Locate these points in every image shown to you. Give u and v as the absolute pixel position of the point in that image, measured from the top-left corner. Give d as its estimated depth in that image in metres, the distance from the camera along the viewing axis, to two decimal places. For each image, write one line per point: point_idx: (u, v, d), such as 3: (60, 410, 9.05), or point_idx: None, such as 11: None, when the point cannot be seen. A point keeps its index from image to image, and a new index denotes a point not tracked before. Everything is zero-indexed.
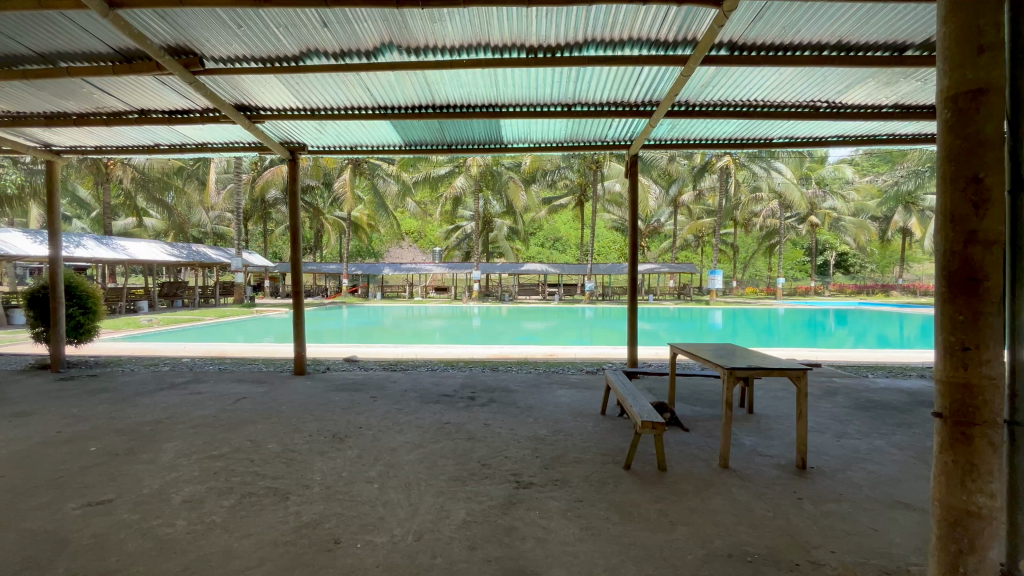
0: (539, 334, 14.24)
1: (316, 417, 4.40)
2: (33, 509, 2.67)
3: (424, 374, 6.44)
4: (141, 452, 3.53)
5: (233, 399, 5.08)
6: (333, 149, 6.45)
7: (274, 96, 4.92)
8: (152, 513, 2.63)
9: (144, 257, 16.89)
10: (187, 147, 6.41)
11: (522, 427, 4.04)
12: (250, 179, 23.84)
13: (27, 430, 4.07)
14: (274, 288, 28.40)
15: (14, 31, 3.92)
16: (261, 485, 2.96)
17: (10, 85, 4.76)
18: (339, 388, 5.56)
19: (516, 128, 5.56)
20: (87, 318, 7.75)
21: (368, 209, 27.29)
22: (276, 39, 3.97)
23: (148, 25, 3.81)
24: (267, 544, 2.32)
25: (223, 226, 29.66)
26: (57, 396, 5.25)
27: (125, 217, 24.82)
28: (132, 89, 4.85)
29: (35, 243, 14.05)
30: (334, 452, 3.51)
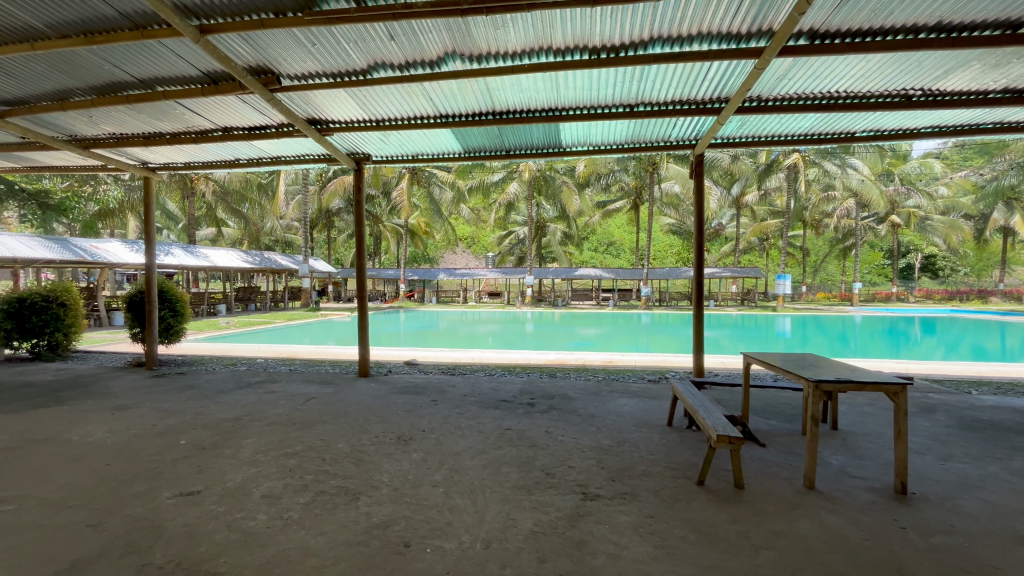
0: (594, 341, 13.98)
1: (381, 419, 4.51)
2: (133, 497, 2.90)
3: (482, 379, 6.46)
4: (224, 447, 3.76)
5: (304, 398, 5.34)
6: (395, 159, 6.66)
7: (343, 109, 5.13)
8: (235, 506, 2.77)
9: (223, 264, 18.27)
10: (264, 161, 6.85)
11: (585, 436, 3.94)
12: (316, 190, 25.27)
13: (127, 422, 4.46)
14: (337, 292, 29.85)
15: (122, 60, 4.35)
16: (333, 484, 3.06)
17: (115, 110, 5.28)
18: (401, 391, 5.69)
19: (575, 131, 5.49)
20: (176, 319, 8.45)
21: (424, 216, 28.08)
22: (347, 54, 4.15)
23: (232, 48, 4.08)
24: (340, 543, 2.37)
25: (292, 234, 31.60)
26: (151, 391, 5.74)
27: (207, 228, 27.03)
28: (217, 108, 5.22)
29: (133, 251, 15.57)
30: (400, 454, 3.58)
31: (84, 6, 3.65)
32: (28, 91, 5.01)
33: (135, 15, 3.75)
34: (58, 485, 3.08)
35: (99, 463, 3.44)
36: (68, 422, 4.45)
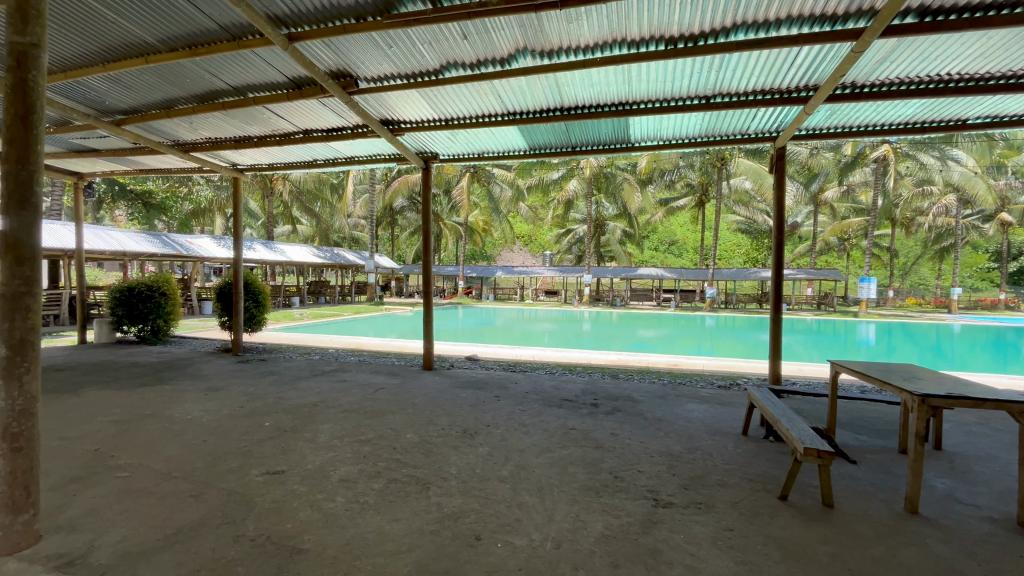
0: (654, 343, 13.56)
1: (446, 412, 4.61)
2: (227, 472, 3.14)
3: (543, 377, 6.45)
4: (303, 430, 4.00)
5: (373, 388, 5.57)
6: (462, 157, 6.78)
7: (415, 109, 5.29)
8: (316, 487, 2.93)
9: (297, 259, 19.49)
10: (339, 161, 7.20)
11: (653, 441, 3.82)
12: (382, 189, 26.32)
13: (219, 403, 4.86)
14: (399, 288, 30.98)
15: (220, 70, 4.73)
16: (404, 472, 3.16)
17: (212, 116, 5.74)
18: (464, 386, 5.79)
19: (644, 125, 5.33)
20: (258, 309, 9.14)
21: (484, 215, 28.49)
22: (421, 55, 4.25)
23: (316, 54, 4.32)
24: (414, 530, 2.44)
25: (358, 231, 33.17)
26: (238, 375, 6.22)
27: (284, 226, 28.93)
28: (300, 112, 5.54)
29: (220, 246, 16.99)
30: (467, 447, 3.63)
31: (189, 21, 3.98)
32: (141, 101, 5.56)
33: (233, 27, 4.05)
34: (163, 457, 3.39)
35: (197, 439, 3.76)
36: (169, 400, 4.90)
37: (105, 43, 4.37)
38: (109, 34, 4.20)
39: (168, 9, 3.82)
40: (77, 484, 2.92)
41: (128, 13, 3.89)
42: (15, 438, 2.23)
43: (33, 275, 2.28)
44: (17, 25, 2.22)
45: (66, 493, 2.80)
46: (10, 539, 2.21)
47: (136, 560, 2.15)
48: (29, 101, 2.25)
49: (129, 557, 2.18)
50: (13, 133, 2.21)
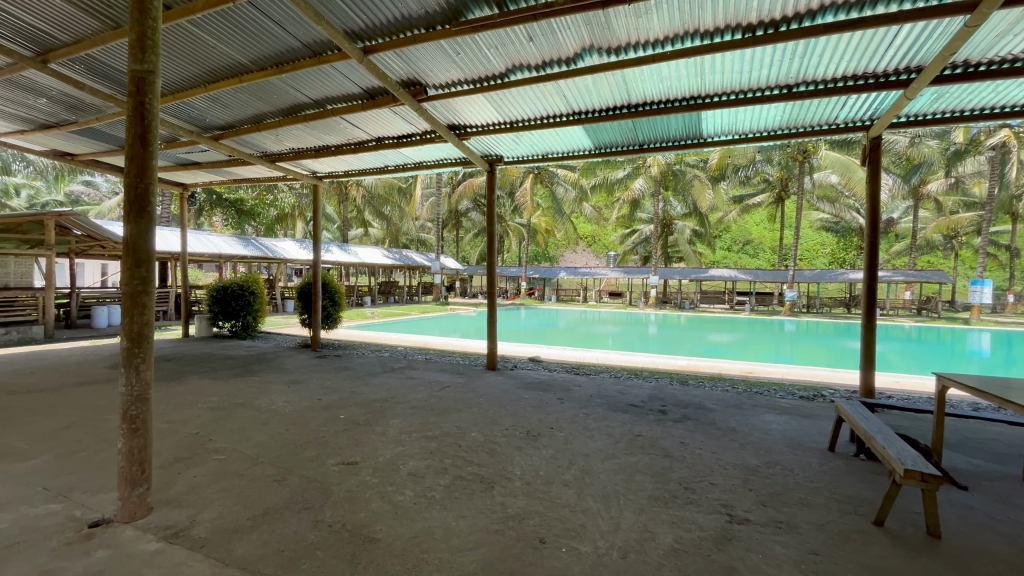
0: (726, 348, 12.85)
1: (510, 412, 4.64)
2: (307, 460, 3.36)
3: (608, 380, 6.31)
4: (375, 424, 4.19)
5: (439, 386, 5.73)
6: (526, 159, 6.80)
7: (481, 113, 5.38)
8: (386, 480, 3.06)
9: (369, 261, 20.54)
10: (408, 166, 7.49)
11: (727, 452, 3.61)
12: (448, 193, 27.10)
13: (300, 394, 5.22)
14: (464, 288, 31.73)
15: (303, 85, 5.09)
16: (470, 470, 3.22)
17: (296, 128, 6.19)
18: (528, 387, 5.80)
19: (717, 120, 5.06)
20: (334, 307, 9.73)
21: (546, 216, 28.49)
22: (487, 59, 4.32)
23: (389, 65, 4.52)
24: (479, 528, 2.47)
25: (425, 233, 34.41)
26: (317, 369, 6.65)
27: (357, 229, 30.60)
28: (374, 121, 5.82)
29: (301, 248, 18.27)
30: (531, 449, 3.63)
31: (277, 41, 4.31)
32: (236, 117, 6.11)
33: (315, 45, 4.35)
34: (252, 443, 3.69)
35: (280, 429, 4.05)
36: (257, 391, 5.34)
37: (207, 67, 4.85)
38: (210, 58, 4.66)
39: (259, 31, 4.16)
40: (182, 463, 3.25)
41: (227, 38, 4.29)
42: (132, 420, 2.52)
43: (148, 276, 2.55)
44: (136, 55, 2.51)
45: (173, 470, 3.13)
46: (128, 508, 2.50)
47: (230, 536, 2.36)
48: (146, 122, 2.54)
49: (224, 533, 2.39)
50: (133, 151, 2.50)
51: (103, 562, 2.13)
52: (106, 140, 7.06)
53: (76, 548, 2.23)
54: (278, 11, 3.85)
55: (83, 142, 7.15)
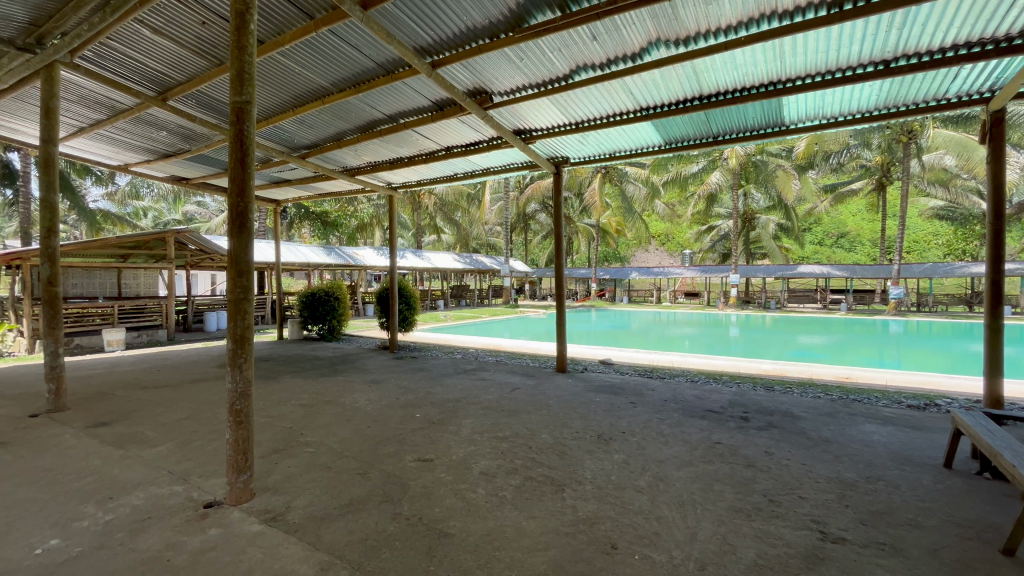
0: (818, 351, 11.81)
1: (580, 415, 4.60)
2: (387, 455, 3.56)
3: (683, 385, 6.06)
4: (449, 423, 4.34)
5: (510, 388, 5.81)
6: (593, 159, 6.73)
7: (546, 116, 5.40)
8: (459, 477, 3.16)
9: (441, 266, 21.31)
10: (477, 173, 7.69)
11: (819, 465, 3.33)
12: (516, 196, 27.41)
13: (380, 394, 5.54)
14: (533, 291, 31.91)
15: (378, 102, 5.41)
16: (540, 472, 3.24)
17: (372, 143, 6.60)
18: (599, 390, 5.72)
19: (800, 104, 4.70)
20: (409, 311, 10.23)
21: (616, 215, 27.91)
22: (551, 63, 4.34)
23: (456, 76, 4.68)
24: (550, 530, 2.47)
25: (494, 237, 35.07)
26: (395, 370, 7.00)
27: (430, 236, 31.88)
28: (443, 131, 6.04)
29: (380, 255, 19.36)
30: (602, 453, 3.58)
31: (355, 63, 4.63)
32: (320, 137, 6.63)
33: (388, 63, 4.61)
34: (338, 438, 3.98)
35: (363, 425, 4.33)
36: (342, 389, 5.75)
37: (295, 93, 5.31)
38: (297, 84, 5.10)
39: (338, 56, 4.49)
40: (279, 454, 3.57)
41: (311, 64, 4.67)
42: (237, 413, 2.82)
43: (248, 284, 2.84)
44: (236, 88, 2.81)
45: (272, 460, 3.45)
46: (235, 492, 2.79)
47: (320, 523, 2.55)
48: (245, 147, 2.83)
49: (315, 520, 2.60)
50: (235, 173, 2.80)
51: (216, 538, 2.40)
52: (214, 165, 7.97)
53: (194, 525, 2.53)
54: (354, 36, 4.14)
55: (195, 167, 8.10)
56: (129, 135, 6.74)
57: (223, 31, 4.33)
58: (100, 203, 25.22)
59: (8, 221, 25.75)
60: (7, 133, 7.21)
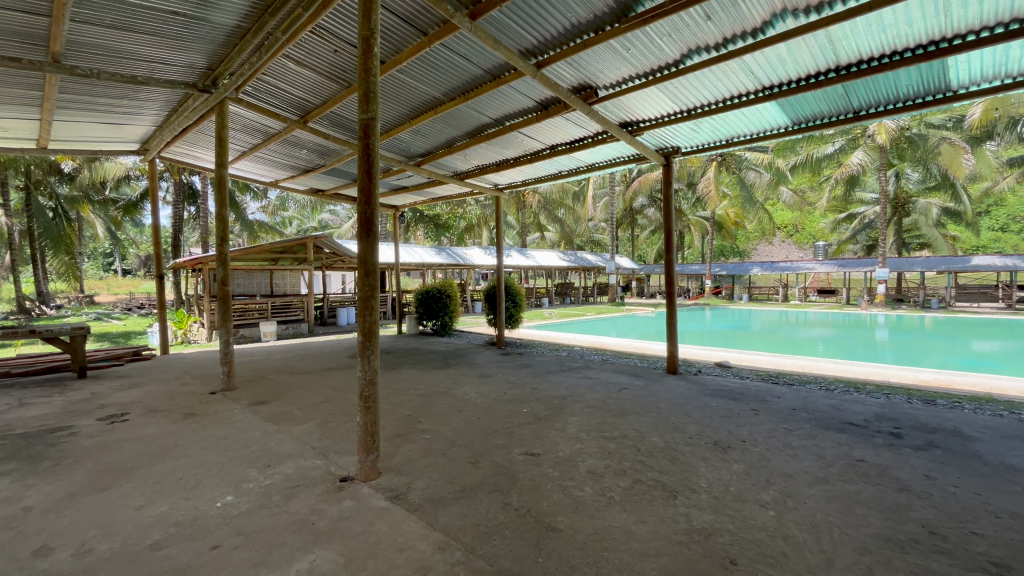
0: (999, 360, 9.72)
1: (694, 419, 4.35)
2: (496, 447, 3.70)
3: (817, 393, 5.40)
4: (555, 420, 4.37)
5: (617, 388, 5.67)
6: (707, 147, 6.29)
7: (654, 106, 5.18)
8: (567, 474, 3.17)
9: (545, 263, 21.48)
10: (581, 170, 7.64)
11: (1000, 497, 2.76)
12: (622, 191, 26.63)
13: (487, 388, 5.76)
14: (640, 288, 30.80)
15: (485, 107, 5.61)
16: (650, 475, 3.12)
17: (480, 148, 6.90)
18: (715, 394, 5.34)
19: (972, 64, 3.92)
20: (515, 308, 10.48)
21: (734, 205, 25.76)
22: (660, 49, 4.14)
23: (560, 74, 4.69)
24: (661, 536, 2.38)
25: (599, 234, 34.49)
26: (501, 366, 7.22)
27: (534, 234, 32.35)
28: (548, 130, 6.09)
29: (487, 254, 20.07)
30: (719, 461, 3.34)
31: (464, 72, 4.86)
32: (433, 145, 7.07)
33: (494, 69, 4.77)
34: (451, 427, 4.22)
35: (474, 417, 4.54)
36: (454, 382, 6.07)
37: (411, 105, 5.74)
38: (413, 97, 5.49)
39: (449, 67, 4.76)
40: (400, 439, 3.89)
41: (425, 78, 5.01)
42: (366, 399, 3.14)
43: (374, 284, 3.14)
44: (363, 107, 3.11)
45: (394, 443, 3.78)
46: (365, 470, 3.11)
47: (437, 505, 2.74)
48: (371, 159, 3.13)
49: (432, 501, 2.79)
50: (363, 183, 3.11)
51: (350, 509, 2.70)
52: (344, 177, 8.93)
53: (333, 495, 2.88)
54: (464, 46, 4.34)
55: (329, 180, 9.15)
56: (279, 156, 7.84)
57: (352, 56, 4.83)
58: (257, 215, 29.63)
59: (192, 233, 31.43)
60: (192, 160, 8.80)
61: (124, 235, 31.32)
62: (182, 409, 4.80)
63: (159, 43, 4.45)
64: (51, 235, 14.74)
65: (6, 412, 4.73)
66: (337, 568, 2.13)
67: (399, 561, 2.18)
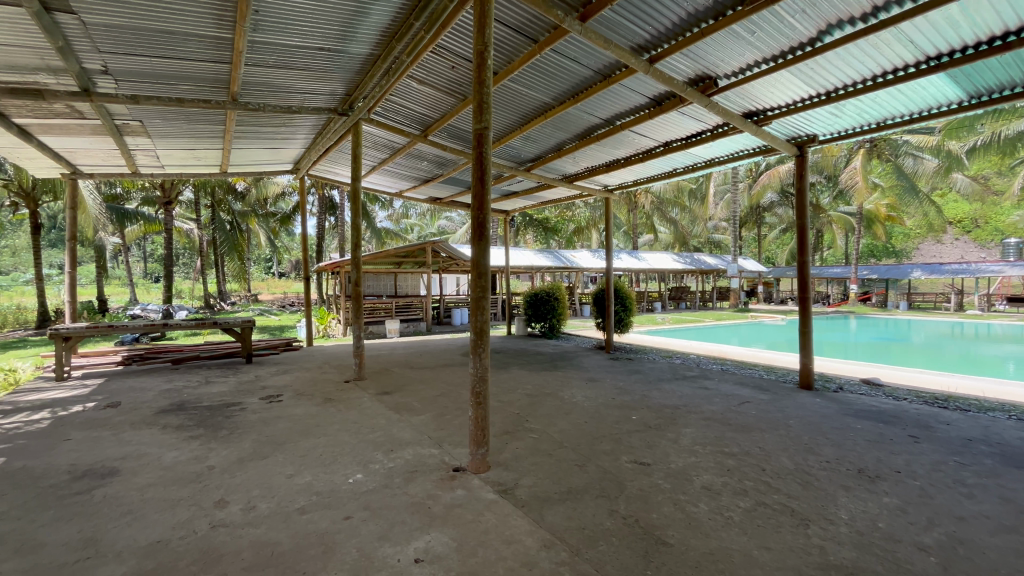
0: None
1: (833, 442, 3.83)
2: (604, 452, 3.63)
3: (1005, 423, 4.41)
4: (667, 430, 4.17)
5: (739, 401, 5.22)
6: (851, 133, 5.54)
7: (785, 91, 4.70)
8: (679, 488, 3.00)
9: (658, 266, 20.55)
10: (698, 166, 7.18)
11: None
12: (746, 187, 24.51)
13: (596, 392, 5.67)
14: (767, 293, 27.96)
15: (595, 108, 5.55)
16: (776, 499, 2.83)
17: (589, 149, 6.85)
18: (861, 415, 4.64)
19: None
20: (626, 313, 10.17)
21: (888, 197, 22.19)
22: (793, 29, 3.74)
23: (676, 67, 4.48)
24: (789, 568, 2.14)
25: (719, 234, 32.08)
26: (610, 371, 7.05)
27: (646, 235, 31.12)
28: (662, 126, 5.84)
29: (596, 257, 19.79)
30: (864, 492, 2.91)
31: (574, 75, 4.88)
32: (542, 149, 7.19)
33: (605, 68, 4.70)
34: (558, 428, 4.24)
35: (581, 420, 4.51)
36: (561, 384, 6.08)
37: (522, 112, 5.89)
38: (524, 104, 5.65)
39: (559, 71, 4.80)
40: (509, 436, 4.00)
41: (535, 84, 5.13)
42: (478, 395, 3.29)
43: (486, 285, 3.28)
44: (477, 117, 3.27)
45: (503, 440, 3.91)
46: (476, 462, 3.26)
47: (544, 504, 2.77)
48: (484, 166, 3.28)
49: (539, 500, 2.83)
50: (476, 189, 3.27)
51: (462, 498, 2.85)
52: (459, 185, 9.47)
53: (447, 483, 3.07)
54: (574, 49, 4.35)
55: (446, 188, 9.79)
56: (403, 168, 8.58)
57: (467, 70, 5.12)
58: (384, 223, 32.65)
59: (332, 240, 35.63)
60: (333, 176, 10.01)
61: (281, 242, 36.62)
62: (323, 394, 5.48)
63: (309, 76, 5.14)
64: (229, 243, 17.80)
65: (197, 388, 5.82)
66: (449, 551, 2.27)
67: (506, 553, 2.25)
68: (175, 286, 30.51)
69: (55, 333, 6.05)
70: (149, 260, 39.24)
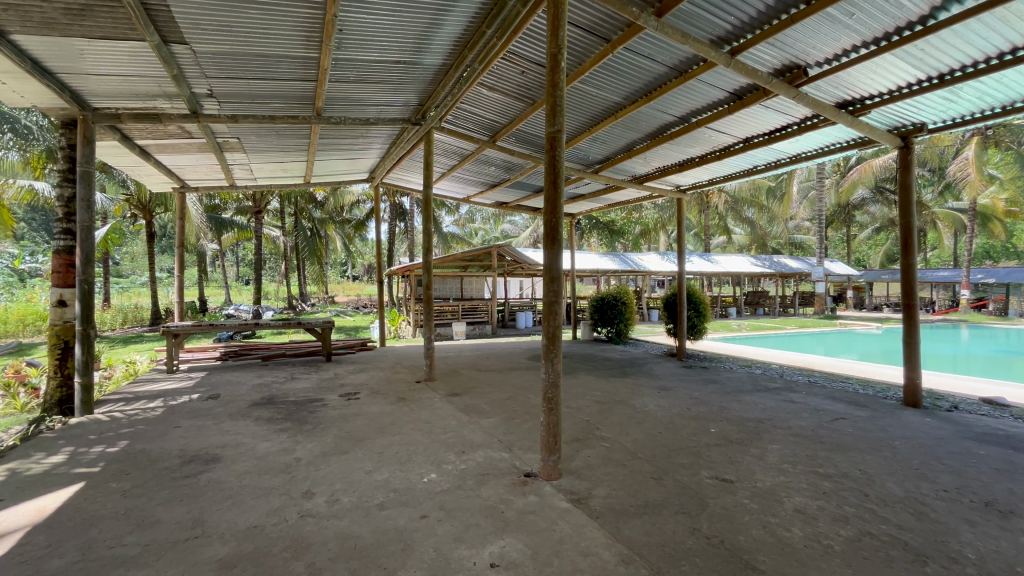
0: None
1: (950, 469, 3.38)
2: (682, 466, 3.46)
3: None
4: (750, 445, 3.90)
5: (832, 417, 4.78)
6: (968, 120, 4.91)
7: (887, 77, 4.26)
8: (768, 509, 2.78)
9: (732, 269, 19.45)
10: (783, 162, 6.69)
11: None
12: (833, 183, 22.61)
13: (669, 401, 5.43)
14: (858, 299, 25.55)
15: (669, 105, 5.34)
16: (883, 529, 2.54)
17: (662, 149, 6.61)
18: (986, 440, 4.06)
19: None
20: (699, 318, 9.67)
21: (1009, 189, 19.51)
22: (900, 7, 3.38)
23: (760, 58, 4.21)
24: None
25: (802, 235, 29.83)
26: (683, 380, 6.72)
27: (719, 237, 29.59)
28: (742, 121, 5.52)
29: (664, 260, 19.11)
30: (994, 528, 2.54)
31: (648, 73, 4.73)
32: (612, 150, 7.04)
33: (681, 64, 4.52)
34: (631, 438, 4.10)
35: (654, 430, 4.33)
36: (632, 392, 5.88)
37: (592, 114, 5.81)
38: (594, 105, 5.57)
39: (632, 69, 4.68)
40: (580, 444, 3.92)
41: (606, 85, 5.03)
42: (549, 400, 3.26)
43: (559, 289, 3.24)
44: (550, 120, 3.25)
45: (574, 447, 3.84)
46: (548, 469, 3.22)
47: (620, 517, 2.68)
48: (557, 169, 3.25)
49: (615, 512, 2.74)
50: (549, 191, 3.25)
51: (535, 504, 2.82)
52: (526, 189, 9.51)
53: (519, 488, 3.05)
54: (648, 46, 4.22)
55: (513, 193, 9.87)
56: (471, 174, 8.75)
57: (538, 74, 5.12)
58: (451, 228, 33.58)
59: (402, 244, 37.17)
60: (405, 184, 10.44)
61: (356, 247, 38.79)
62: (397, 394, 5.69)
63: (385, 89, 5.38)
64: (309, 248, 19.14)
65: (283, 383, 6.26)
66: (525, 559, 2.25)
67: (583, 565, 2.19)
68: (264, 288, 33.22)
69: (167, 331, 6.76)
70: (241, 265, 43.07)
